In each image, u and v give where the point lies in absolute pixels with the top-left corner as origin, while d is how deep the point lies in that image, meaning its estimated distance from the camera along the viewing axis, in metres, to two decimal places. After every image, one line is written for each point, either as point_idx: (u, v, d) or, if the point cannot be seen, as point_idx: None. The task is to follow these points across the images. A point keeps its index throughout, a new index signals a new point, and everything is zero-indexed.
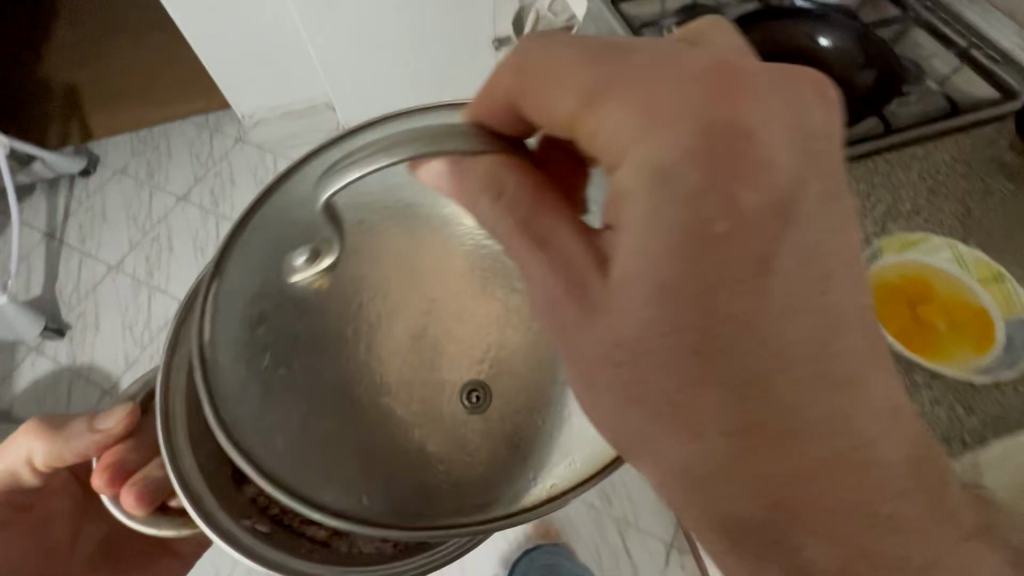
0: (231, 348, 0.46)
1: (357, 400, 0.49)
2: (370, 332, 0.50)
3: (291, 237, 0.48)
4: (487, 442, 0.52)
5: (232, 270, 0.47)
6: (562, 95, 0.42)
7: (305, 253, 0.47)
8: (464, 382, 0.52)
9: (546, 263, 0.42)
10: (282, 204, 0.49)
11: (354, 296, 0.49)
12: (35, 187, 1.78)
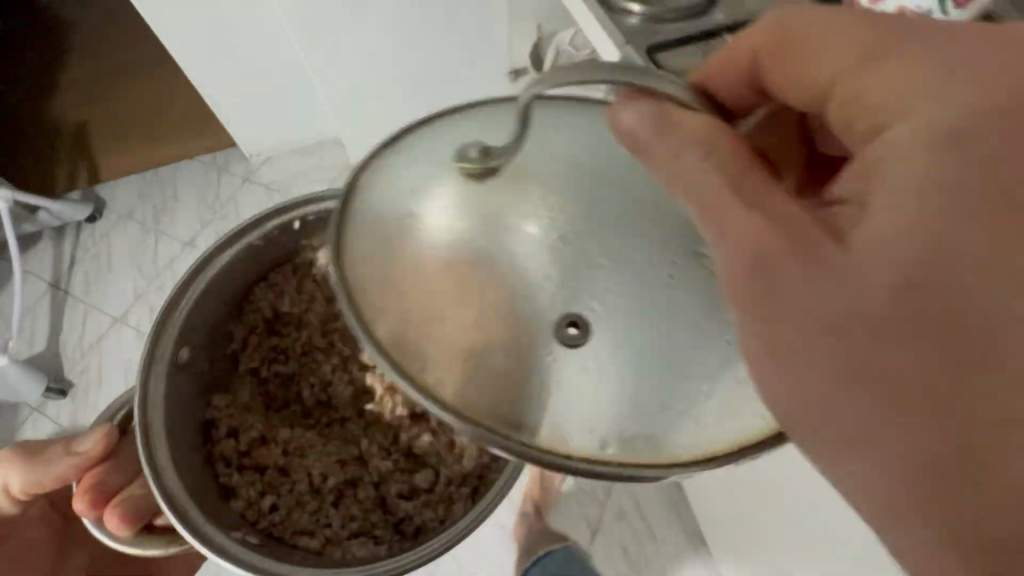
0: (369, 246, 0.36)
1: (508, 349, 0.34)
2: (484, 303, 0.34)
3: (469, 135, 0.36)
4: (561, 396, 0.35)
5: (381, 174, 0.36)
6: (831, 55, 0.33)
7: (478, 149, 0.35)
8: (558, 316, 0.34)
9: (764, 223, 0.30)
10: (444, 136, 0.37)
11: (532, 230, 0.35)
12: (41, 236, 1.25)
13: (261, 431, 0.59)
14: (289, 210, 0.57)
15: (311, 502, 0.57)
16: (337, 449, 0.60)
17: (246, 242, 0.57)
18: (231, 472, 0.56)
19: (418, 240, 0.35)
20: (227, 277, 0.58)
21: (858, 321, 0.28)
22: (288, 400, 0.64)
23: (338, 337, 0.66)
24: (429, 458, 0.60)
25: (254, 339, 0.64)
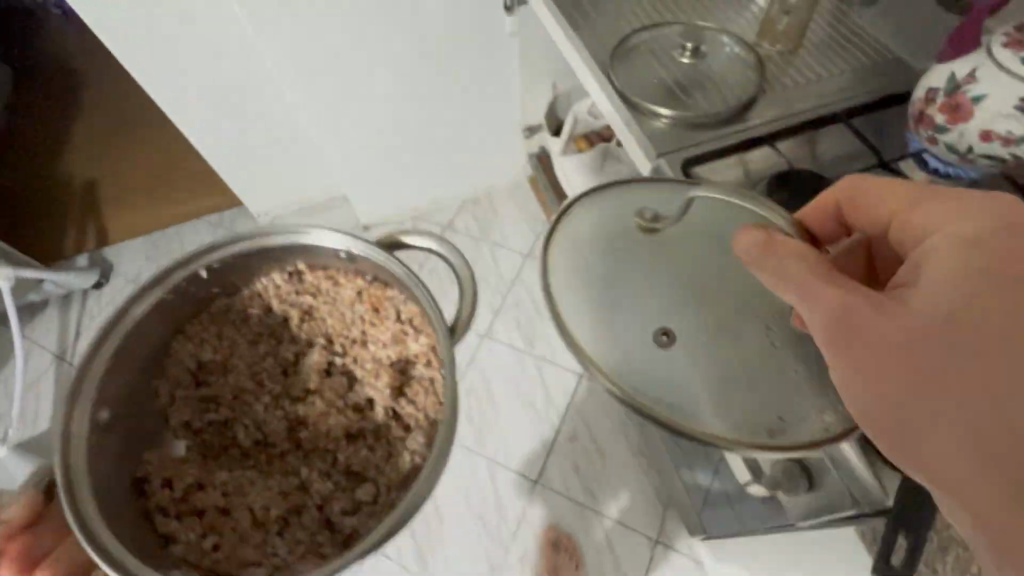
0: (587, 246, 0.57)
1: (649, 337, 0.53)
2: (625, 304, 0.55)
3: (656, 203, 0.59)
4: (643, 353, 0.52)
5: (604, 204, 0.59)
6: (879, 202, 0.52)
7: (655, 214, 0.58)
8: (657, 328, 0.54)
9: (857, 293, 0.43)
10: (666, 201, 0.59)
11: (661, 275, 0.56)
12: (45, 303, 1.45)
13: (198, 476, 0.61)
14: (196, 261, 0.61)
15: (255, 535, 0.59)
16: (278, 483, 0.62)
17: (157, 298, 0.60)
18: (170, 521, 0.58)
19: (663, 249, 0.57)
20: (142, 335, 0.60)
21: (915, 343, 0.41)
22: (223, 446, 0.66)
23: (266, 378, 0.69)
24: (367, 473, 0.63)
25: (181, 393, 0.66)
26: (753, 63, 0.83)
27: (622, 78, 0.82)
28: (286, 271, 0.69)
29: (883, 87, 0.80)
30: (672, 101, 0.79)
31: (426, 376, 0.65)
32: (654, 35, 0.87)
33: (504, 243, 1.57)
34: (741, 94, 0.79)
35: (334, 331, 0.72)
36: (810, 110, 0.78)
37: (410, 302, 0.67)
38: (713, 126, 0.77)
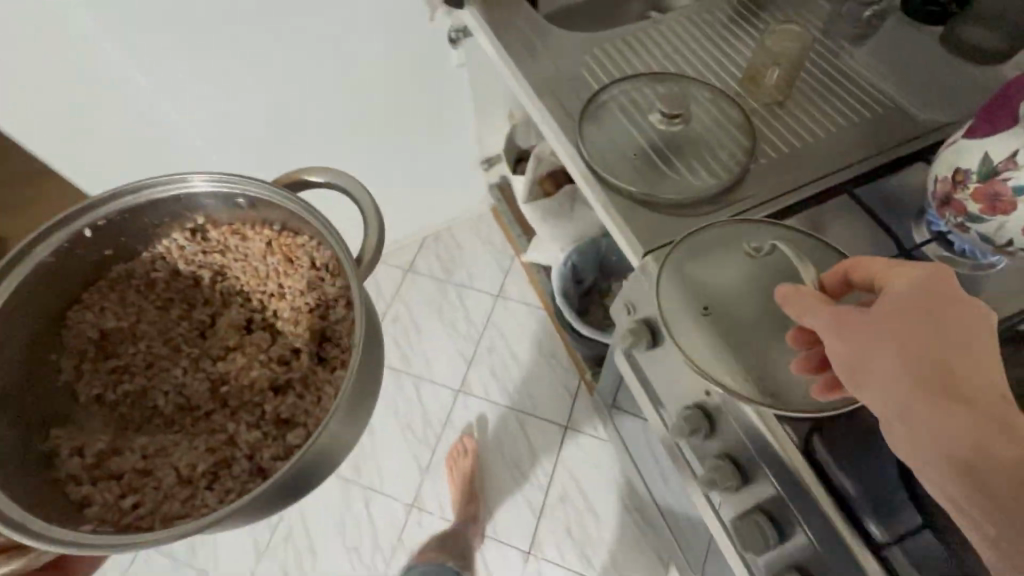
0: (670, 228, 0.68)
1: (704, 313, 0.57)
2: (696, 288, 0.59)
3: (769, 241, 0.60)
4: (696, 332, 0.56)
5: (739, 225, 0.62)
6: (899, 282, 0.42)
7: (760, 248, 0.59)
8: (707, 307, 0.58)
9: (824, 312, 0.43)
10: (775, 240, 0.61)
11: (743, 304, 0.57)
12: None
13: (112, 443, 0.60)
14: (78, 219, 0.56)
15: (182, 492, 0.58)
16: (205, 440, 0.61)
17: (37, 265, 0.56)
18: (83, 486, 0.56)
19: (755, 281, 0.58)
20: (25, 304, 0.57)
21: (859, 344, 0.40)
22: (144, 416, 0.63)
23: (182, 342, 0.66)
24: (298, 418, 0.62)
25: (87, 367, 0.63)
26: (739, 121, 0.75)
27: (598, 158, 0.73)
28: (187, 229, 0.66)
29: (877, 136, 0.73)
30: (650, 181, 0.70)
31: (347, 316, 0.65)
32: (628, 90, 0.78)
33: (467, 278, 1.48)
34: (730, 165, 0.72)
35: (251, 288, 0.69)
36: (815, 171, 0.71)
37: (322, 245, 0.66)
38: (703, 197, 0.69)
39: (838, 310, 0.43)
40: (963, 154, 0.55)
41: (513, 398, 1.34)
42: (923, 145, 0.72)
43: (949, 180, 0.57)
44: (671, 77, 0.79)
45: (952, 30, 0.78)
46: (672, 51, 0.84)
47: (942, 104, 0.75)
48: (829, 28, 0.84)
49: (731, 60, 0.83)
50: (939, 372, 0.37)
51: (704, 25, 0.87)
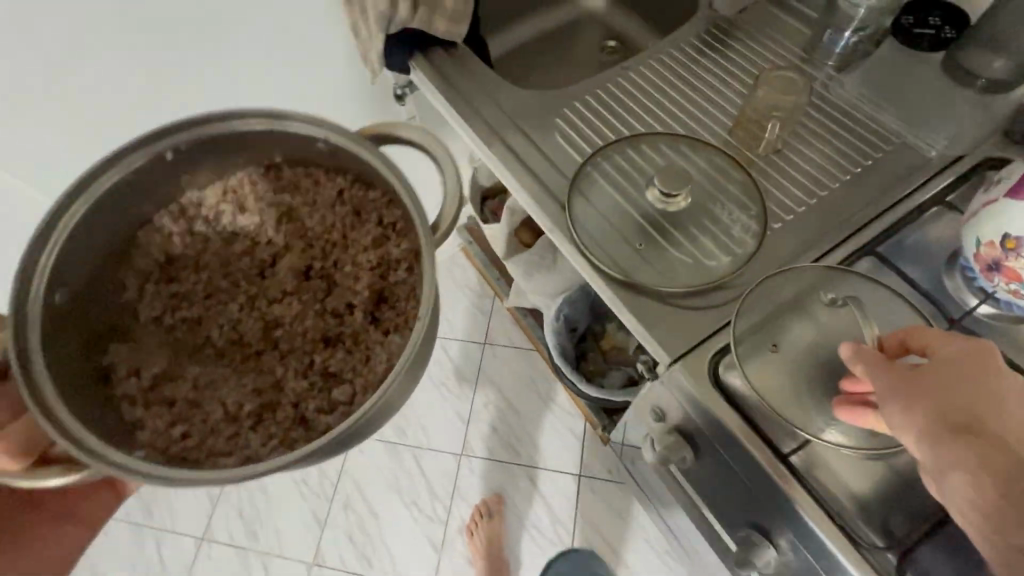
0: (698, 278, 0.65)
1: (776, 348, 0.58)
2: (758, 337, 0.59)
3: (832, 292, 0.60)
4: (766, 369, 0.57)
5: (803, 269, 0.62)
6: (952, 342, 0.45)
7: (833, 296, 0.59)
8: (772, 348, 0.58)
9: (877, 359, 0.46)
10: (842, 279, 0.61)
11: (803, 347, 0.58)
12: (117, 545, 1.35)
13: (166, 369, 0.60)
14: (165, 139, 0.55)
15: (227, 428, 0.58)
16: (253, 380, 0.61)
17: (119, 182, 0.55)
18: (137, 408, 0.56)
19: (830, 318, 0.58)
20: (102, 221, 0.56)
21: (904, 380, 0.44)
22: (197, 343, 0.62)
23: (241, 278, 0.66)
24: (344, 374, 0.61)
25: (150, 288, 0.63)
26: (734, 187, 0.71)
27: (592, 248, 0.67)
28: (261, 165, 0.66)
29: (887, 187, 0.69)
30: (645, 270, 0.66)
31: (408, 280, 0.64)
32: (610, 158, 0.74)
33: (449, 331, 1.52)
34: (742, 234, 0.68)
35: (315, 234, 0.69)
36: (824, 247, 0.66)
37: (395, 205, 0.65)
38: (709, 280, 0.65)
39: (885, 362, 0.46)
40: (1007, 209, 0.54)
41: (520, 454, 1.38)
42: (944, 181, 0.68)
43: (997, 245, 0.55)
44: (651, 135, 0.75)
45: (952, 59, 0.74)
46: (636, 92, 0.83)
47: (958, 139, 0.71)
48: (812, 53, 0.82)
49: (705, 110, 0.80)
50: (962, 419, 0.40)
51: (661, 69, 0.84)
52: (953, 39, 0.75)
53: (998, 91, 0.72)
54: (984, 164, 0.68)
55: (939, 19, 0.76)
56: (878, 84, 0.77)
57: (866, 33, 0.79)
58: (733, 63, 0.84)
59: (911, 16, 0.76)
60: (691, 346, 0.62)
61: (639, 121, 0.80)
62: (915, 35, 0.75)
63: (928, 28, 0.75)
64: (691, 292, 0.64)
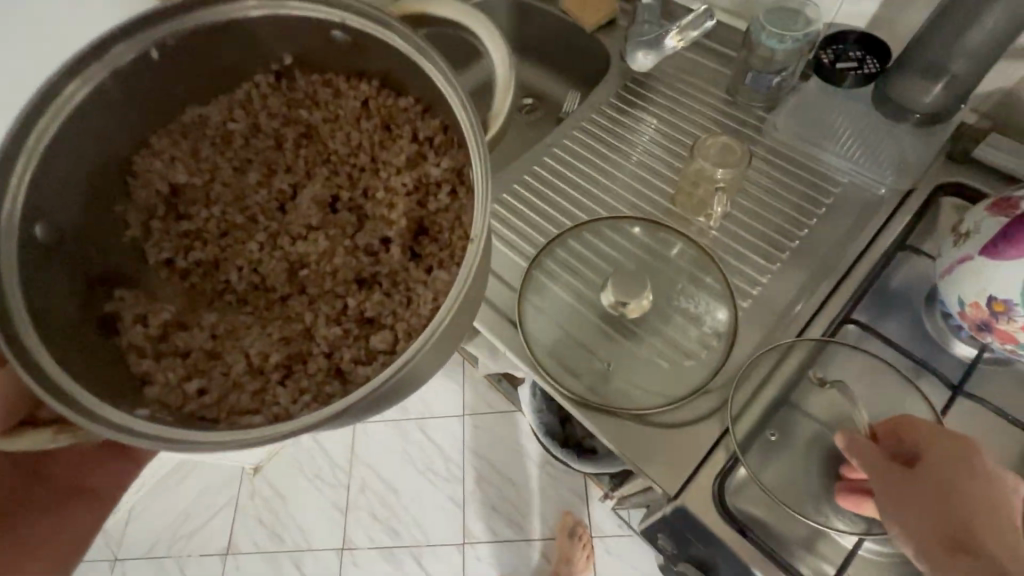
0: (677, 381, 0.63)
1: (776, 436, 0.59)
2: (752, 431, 0.58)
3: (809, 373, 0.61)
4: (778, 472, 0.57)
5: (791, 351, 0.61)
6: (945, 439, 0.47)
7: (818, 374, 0.61)
8: (770, 436, 0.59)
9: (870, 458, 0.48)
10: (832, 354, 0.62)
11: (796, 424, 0.59)
12: None
13: (179, 315, 0.51)
14: (149, 34, 0.45)
15: (252, 383, 0.48)
16: (279, 329, 0.52)
17: (96, 88, 0.44)
18: (144, 359, 0.47)
19: (815, 400, 0.60)
20: (82, 133, 0.46)
21: (895, 479, 0.45)
22: (216, 291, 0.54)
23: (260, 213, 0.56)
24: (383, 319, 0.51)
25: (158, 226, 0.54)
26: (688, 266, 0.70)
27: (559, 374, 0.64)
28: (272, 70, 0.55)
29: (838, 253, 0.69)
30: (616, 387, 0.63)
31: (452, 206, 0.53)
32: (554, 256, 0.71)
33: (424, 407, 1.44)
34: (715, 325, 0.65)
35: (340, 158, 0.58)
36: (802, 321, 0.65)
37: (431, 114, 0.53)
38: (686, 390, 0.62)
39: (880, 462, 0.47)
40: (983, 267, 0.54)
41: (525, 529, 1.31)
42: (903, 223, 0.69)
43: (983, 306, 0.55)
44: (598, 219, 0.72)
45: (882, 93, 0.70)
46: (576, 154, 0.80)
47: (906, 168, 0.71)
48: (736, 93, 0.82)
49: (634, 150, 0.80)
50: (959, 529, 0.41)
51: (596, 130, 0.82)
52: (876, 72, 0.70)
53: (937, 122, 0.69)
54: (939, 192, 0.70)
55: (858, 52, 0.72)
56: (822, 130, 0.76)
57: (787, 72, 0.76)
58: (677, 129, 0.81)
59: (831, 52, 0.72)
60: (693, 470, 0.58)
61: (587, 177, 0.79)
62: (841, 72, 0.70)
63: (848, 62, 0.71)
64: (666, 390, 0.62)
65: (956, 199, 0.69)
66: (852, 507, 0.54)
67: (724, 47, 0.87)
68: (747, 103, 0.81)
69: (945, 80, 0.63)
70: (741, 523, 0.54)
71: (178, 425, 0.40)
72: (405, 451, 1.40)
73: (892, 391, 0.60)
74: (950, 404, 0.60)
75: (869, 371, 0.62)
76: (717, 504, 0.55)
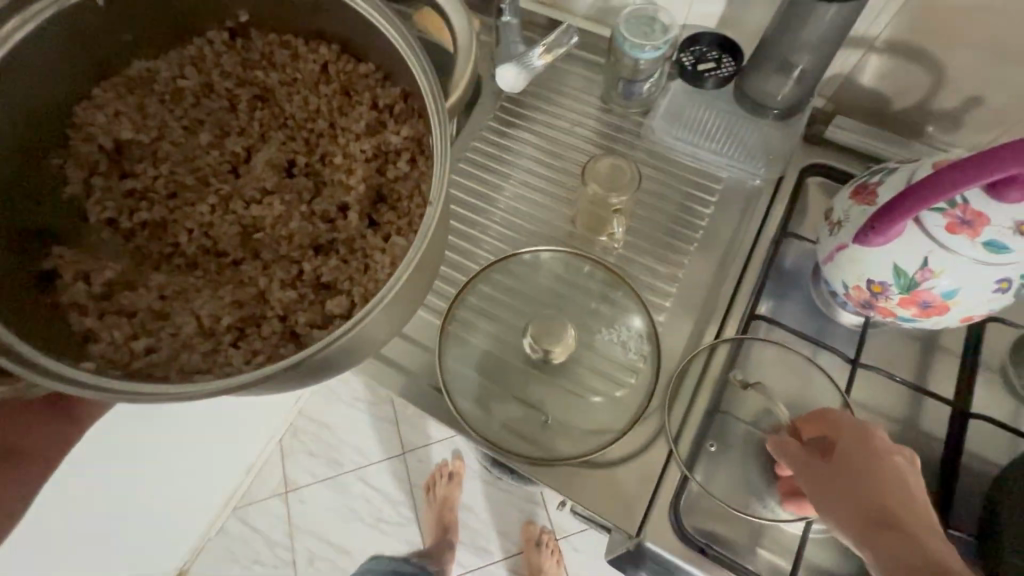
0: (614, 414, 0.62)
1: (715, 444, 0.59)
2: (677, 436, 0.59)
3: (726, 374, 0.61)
4: (718, 476, 0.58)
5: (704, 355, 0.62)
6: (851, 427, 0.50)
7: (740, 375, 0.62)
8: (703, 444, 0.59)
9: (797, 460, 0.50)
10: (753, 358, 0.63)
11: (709, 423, 0.60)
12: None
13: (124, 274, 0.50)
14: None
15: (203, 344, 0.48)
16: (231, 292, 0.51)
17: (38, 25, 0.43)
18: (88, 317, 0.46)
19: (738, 396, 0.61)
20: (29, 71, 0.45)
21: (819, 476, 0.48)
22: (162, 253, 0.52)
23: (210, 175, 0.55)
24: (340, 284, 0.51)
25: (100, 183, 0.52)
26: (598, 285, 0.67)
27: (499, 438, 0.61)
28: (228, 28, 0.56)
29: (730, 246, 0.69)
30: (556, 430, 0.62)
31: (411, 173, 0.54)
32: (470, 306, 0.66)
33: (362, 456, 1.29)
34: (631, 343, 0.65)
35: (296, 122, 0.57)
36: (719, 324, 0.65)
37: (391, 83, 0.54)
38: (622, 422, 0.61)
39: (803, 462, 0.50)
40: (859, 254, 0.53)
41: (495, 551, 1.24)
42: (782, 211, 0.69)
43: (863, 289, 0.55)
44: (511, 257, 0.67)
45: (740, 91, 0.68)
46: (475, 180, 0.73)
47: (771, 154, 0.70)
48: (610, 100, 0.76)
49: (524, 164, 0.74)
50: (881, 513, 0.44)
51: (491, 154, 0.74)
52: (733, 73, 0.67)
53: (796, 113, 0.68)
54: (806, 174, 0.70)
55: (714, 51, 0.68)
56: (698, 129, 0.72)
57: (655, 78, 0.71)
58: (569, 149, 0.75)
59: (690, 54, 0.68)
60: (651, 501, 0.57)
61: (488, 197, 0.72)
62: (700, 76, 0.67)
63: (708, 63, 0.68)
64: (606, 418, 0.62)
65: (823, 179, 0.70)
66: (797, 512, 0.55)
67: (596, 52, 0.80)
68: (620, 111, 0.76)
69: (795, 75, 0.63)
70: (699, 541, 0.55)
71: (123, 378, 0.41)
72: (352, 508, 1.26)
73: (815, 387, 0.61)
74: (852, 375, 0.61)
75: (784, 361, 0.62)
76: (675, 526, 0.56)
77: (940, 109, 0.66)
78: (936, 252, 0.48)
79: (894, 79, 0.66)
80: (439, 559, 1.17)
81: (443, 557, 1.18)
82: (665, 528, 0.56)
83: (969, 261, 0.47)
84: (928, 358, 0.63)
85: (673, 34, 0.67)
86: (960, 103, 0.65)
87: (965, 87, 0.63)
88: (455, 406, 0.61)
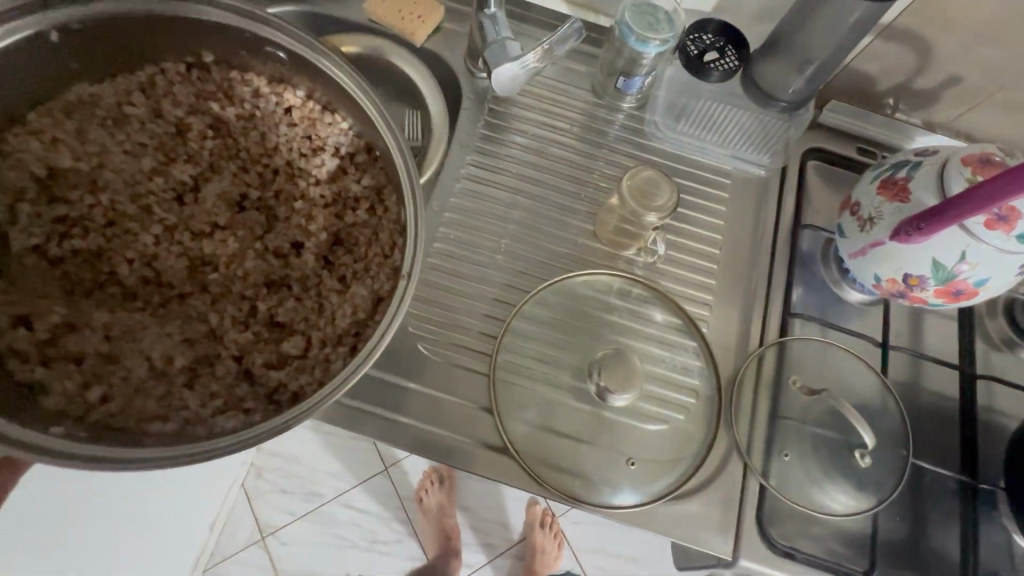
0: (665, 447, 0.56)
1: (790, 454, 0.55)
2: (737, 433, 0.56)
3: (773, 374, 0.58)
4: (797, 477, 0.55)
5: (758, 359, 0.59)
6: None
7: (801, 381, 0.58)
8: (767, 453, 0.55)
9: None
10: (802, 367, 0.59)
11: (758, 423, 0.57)
12: None
13: (69, 315, 0.48)
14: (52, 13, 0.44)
15: (157, 387, 0.47)
16: (180, 329, 0.50)
17: None
18: (32, 367, 0.45)
19: (795, 388, 0.58)
20: None
21: None
22: (97, 280, 0.50)
23: (154, 205, 0.54)
24: (295, 325, 0.51)
25: (27, 211, 0.50)
26: (631, 301, 0.61)
27: (559, 481, 0.53)
28: (184, 61, 0.53)
29: (754, 237, 0.65)
30: (631, 472, 0.54)
31: (371, 221, 0.55)
32: (513, 349, 0.58)
33: (336, 484, 1.22)
34: (685, 362, 0.59)
35: (250, 155, 0.57)
36: (761, 327, 0.62)
37: (356, 131, 0.54)
38: (692, 451, 0.56)
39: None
40: (897, 250, 0.52)
41: (493, 536, 1.23)
42: (795, 195, 0.67)
43: (899, 281, 0.54)
44: (541, 288, 0.60)
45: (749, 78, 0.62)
46: (474, 202, 0.64)
47: (763, 141, 0.67)
48: (603, 93, 0.69)
49: (530, 173, 0.66)
50: None
51: (491, 168, 0.65)
52: (737, 65, 0.61)
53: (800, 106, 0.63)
54: (808, 156, 0.69)
55: (719, 40, 0.62)
56: (708, 126, 0.67)
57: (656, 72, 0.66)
58: (559, 160, 0.67)
59: (696, 42, 0.61)
60: (739, 515, 0.54)
61: (499, 220, 0.63)
62: (706, 66, 0.60)
63: (711, 53, 0.61)
64: (673, 441, 0.56)
65: (822, 162, 0.69)
66: (851, 505, 0.54)
67: (584, 42, 0.72)
68: (614, 104, 0.70)
69: (810, 71, 0.57)
70: (784, 546, 0.53)
71: (96, 440, 0.41)
72: (339, 534, 1.19)
73: (863, 382, 0.58)
74: (885, 356, 0.61)
75: (835, 356, 0.59)
76: (763, 537, 0.53)
77: (920, 89, 0.65)
78: (972, 245, 0.47)
79: (883, 61, 0.64)
80: (445, 571, 1.13)
81: (448, 568, 1.14)
82: (755, 539, 0.53)
83: (997, 253, 0.47)
84: (922, 324, 0.63)
85: (679, 22, 0.60)
86: (943, 79, 0.63)
87: (948, 66, 0.62)
88: (519, 458, 0.53)
